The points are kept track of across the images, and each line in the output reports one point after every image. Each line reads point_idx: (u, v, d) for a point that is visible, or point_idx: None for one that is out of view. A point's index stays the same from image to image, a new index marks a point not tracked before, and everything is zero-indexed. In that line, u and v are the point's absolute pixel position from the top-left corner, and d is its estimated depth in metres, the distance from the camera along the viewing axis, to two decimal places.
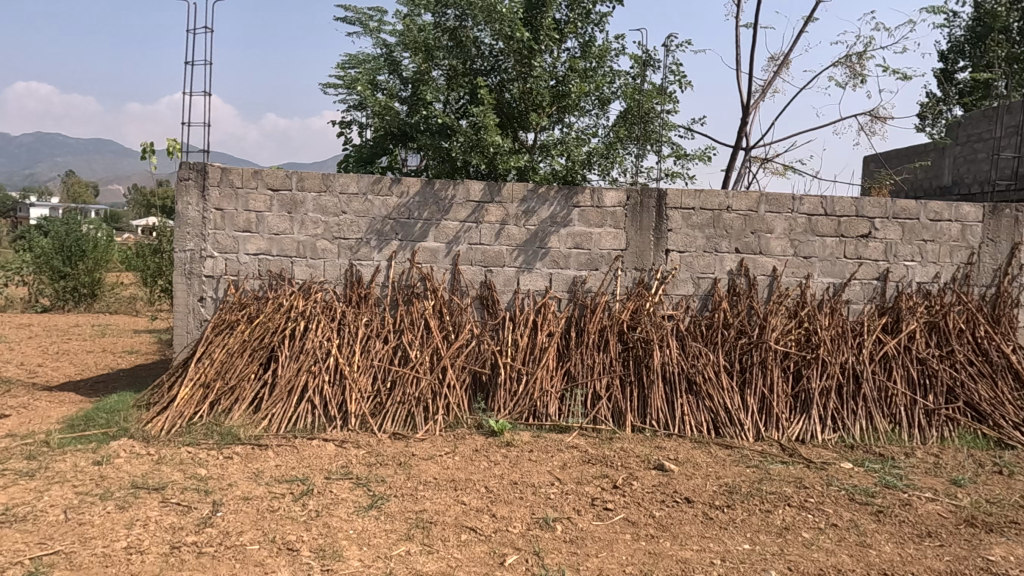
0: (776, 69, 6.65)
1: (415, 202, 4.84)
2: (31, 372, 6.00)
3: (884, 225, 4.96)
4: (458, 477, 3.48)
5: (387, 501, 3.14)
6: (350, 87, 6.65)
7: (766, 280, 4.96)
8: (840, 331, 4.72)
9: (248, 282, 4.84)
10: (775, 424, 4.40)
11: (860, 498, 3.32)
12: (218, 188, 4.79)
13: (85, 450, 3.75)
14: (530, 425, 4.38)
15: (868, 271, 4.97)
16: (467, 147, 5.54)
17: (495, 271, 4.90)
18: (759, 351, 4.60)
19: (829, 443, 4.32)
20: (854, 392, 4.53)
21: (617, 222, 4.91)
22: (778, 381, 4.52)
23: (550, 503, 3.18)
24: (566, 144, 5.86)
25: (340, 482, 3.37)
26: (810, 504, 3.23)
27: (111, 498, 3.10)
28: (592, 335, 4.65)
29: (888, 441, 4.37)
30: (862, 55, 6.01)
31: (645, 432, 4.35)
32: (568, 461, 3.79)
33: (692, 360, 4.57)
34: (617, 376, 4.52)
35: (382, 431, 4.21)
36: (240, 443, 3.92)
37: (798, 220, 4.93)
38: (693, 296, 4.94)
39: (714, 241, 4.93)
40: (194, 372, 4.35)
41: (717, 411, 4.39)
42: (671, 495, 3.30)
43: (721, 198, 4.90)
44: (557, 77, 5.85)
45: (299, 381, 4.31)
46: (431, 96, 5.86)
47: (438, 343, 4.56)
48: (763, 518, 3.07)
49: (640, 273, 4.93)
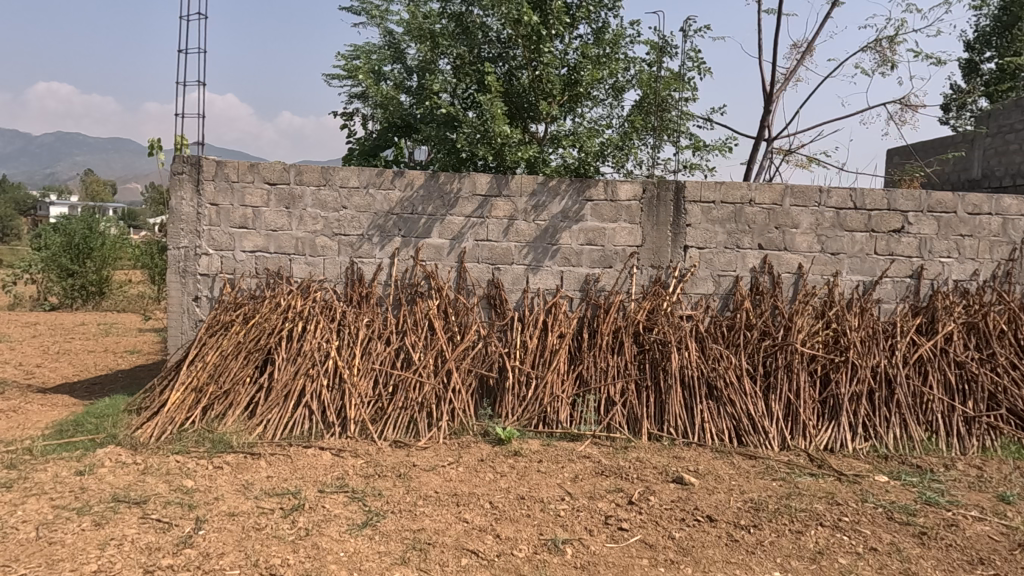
0: (799, 57, 6.33)
1: (419, 196, 4.60)
2: (28, 373, 5.84)
3: (918, 219, 4.64)
4: (461, 490, 3.24)
5: (383, 517, 2.90)
6: (353, 77, 6.43)
7: (791, 278, 4.66)
8: (871, 332, 4.42)
9: (245, 281, 4.63)
10: (802, 432, 4.10)
11: (900, 517, 3.03)
12: (213, 182, 4.58)
13: (69, 458, 3.56)
14: (540, 433, 4.12)
15: (900, 269, 4.65)
16: (474, 138, 5.30)
17: (503, 269, 4.65)
18: (785, 354, 4.31)
19: (861, 453, 4.02)
20: (887, 398, 4.22)
21: (632, 216, 4.64)
22: (805, 386, 4.22)
23: (560, 521, 2.92)
24: (578, 135, 5.58)
25: (334, 496, 3.13)
26: (844, 524, 2.95)
27: (88, 513, 2.89)
28: (606, 337, 4.39)
29: (924, 451, 4.06)
30: (894, 40, 5.66)
31: (662, 440, 4.08)
32: (581, 472, 3.53)
33: (712, 363, 4.29)
34: (632, 381, 4.25)
35: (383, 438, 3.96)
36: (232, 452, 3.70)
37: (825, 214, 4.63)
38: (713, 295, 4.66)
39: (736, 236, 4.64)
40: (186, 376, 4.14)
41: (740, 418, 4.11)
42: (692, 513, 3.03)
43: (743, 190, 4.61)
44: (569, 65, 5.58)
45: (297, 386, 4.09)
46: (437, 85, 5.60)
47: (443, 345, 4.32)
48: (794, 540, 2.79)
49: (656, 270, 4.66)
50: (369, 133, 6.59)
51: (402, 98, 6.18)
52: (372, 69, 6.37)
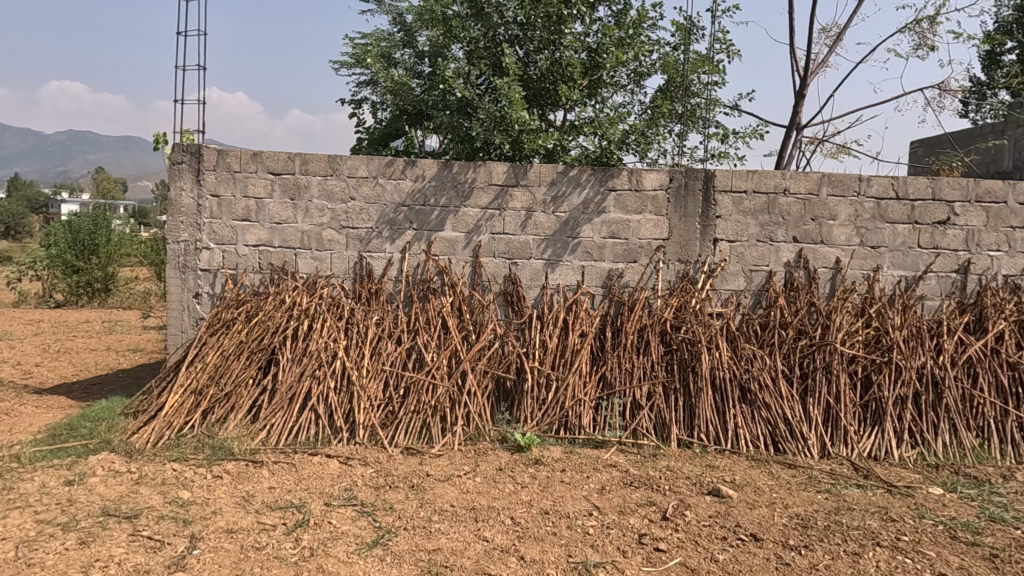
0: (832, 40, 6.03)
1: (431, 187, 4.34)
2: (27, 373, 5.61)
3: (965, 210, 4.32)
4: (479, 504, 2.97)
5: (395, 535, 2.65)
6: (361, 63, 6.20)
7: (828, 274, 4.36)
8: (915, 331, 4.12)
9: (247, 277, 4.39)
10: (843, 438, 3.82)
11: (965, 537, 2.75)
12: (214, 172, 4.34)
13: (59, 467, 3.32)
14: (561, 439, 3.84)
15: (945, 263, 4.34)
16: (489, 126, 5.04)
17: (520, 264, 4.38)
18: (823, 355, 4.02)
19: (908, 462, 3.72)
20: (934, 402, 3.93)
21: (658, 207, 4.35)
22: (845, 389, 3.93)
23: (589, 541, 2.65)
24: (599, 122, 5.29)
25: (342, 510, 2.87)
26: (904, 544, 2.67)
27: (74, 529, 2.65)
28: (631, 336, 4.11)
29: (977, 459, 3.76)
30: (934, 21, 5.34)
31: (693, 448, 3.80)
32: (608, 483, 3.26)
33: (745, 364, 4.00)
34: (660, 383, 3.97)
35: (394, 445, 3.70)
36: (233, 459, 3.46)
37: (865, 205, 4.32)
38: (744, 292, 4.38)
39: (770, 229, 4.35)
40: (185, 378, 3.90)
41: (777, 423, 3.82)
42: (734, 532, 2.75)
43: (777, 179, 4.31)
44: (589, 48, 5.31)
45: (302, 388, 3.83)
46: (451, 70, 5.34)
47: (457, 345, 4.05)
48: (852, 564, 2.52)
49: (684, 265, 4.38)
50: (379, 120, 6.37)
51: (413, 84, 5.94)
52: (382, 54, 6.15)
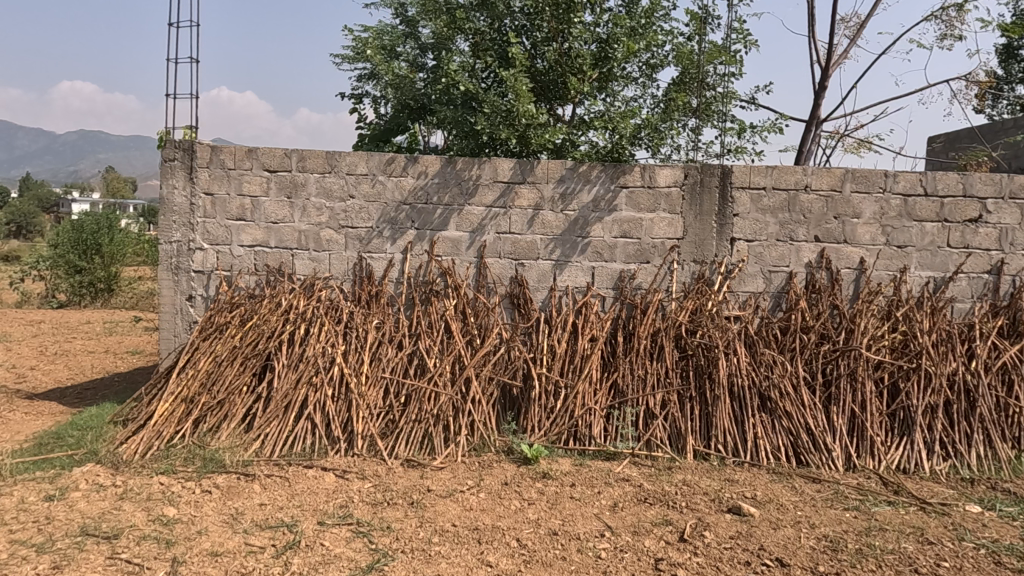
0: (851, 31, 5.79)
1: (434, 184, 4.14)
2: (21, 376, 5.46)
3: (997, 206, 4.08)
4: (482, 523, 2.78)
5: (393, 559, 2.46)
6: (361, 57, 6.04)
7: (852, 275, 4.14)
8: (946, 336, 3.89)
9: (243, 279, 4.21)
10: (870, 450, 3.60)
11: (1011, 563, 2.53)
12: (208, 170, 4.16)
13: (41, 480, 3.15)
14: (570, 450, 3.64)
15: (976, 263, 4.11)
16: (496, 120, 4.85)
17: (527, 264, 4.18)
18: (847, 361, 3.79)
19: (940, 475, 3.50)
20: (967, 411, 3.69)
21: (671, 205, 4.14)
22: (871, 397, 3.71)
23: (601, 567, 2.45)
24: (610, 116, 5.09)
25: (335, 531, 2.69)
26: (945, 571, 2.45)
27: (47, 551, 2.48)
28: (644, 340, 3.90)
29: (1014, 472, 3.53)
30: (962, 8, 5.09)
31: (710, 460, 3.58)
32: (621, 499, 3.06)
33: (765, 370, 3.77)
34: (674, 391, 3.75)
35: (394, 456, 3.51)
36: (224, 472, 3.28)
37: (891, 202, 4.09)
38: (764, 294, 4.16)
39: (790, 227, 4.13)
40: (176, 385, 3.72)
41: (799, 433, 3.60)
42: (758, 556, 2.54)
43: (798, 175, 4.09)
44: (600, 39, 5.12)
45: (298, 396, 3.65)
46: (455, 63, 5.15)
47: (461, 350, 3.85)
48: None
49: (700, 266, 4.17)
50: (381, 116, 6.20)
51: (417, 78, 5.78)
52: (384, 47, 5.96)
